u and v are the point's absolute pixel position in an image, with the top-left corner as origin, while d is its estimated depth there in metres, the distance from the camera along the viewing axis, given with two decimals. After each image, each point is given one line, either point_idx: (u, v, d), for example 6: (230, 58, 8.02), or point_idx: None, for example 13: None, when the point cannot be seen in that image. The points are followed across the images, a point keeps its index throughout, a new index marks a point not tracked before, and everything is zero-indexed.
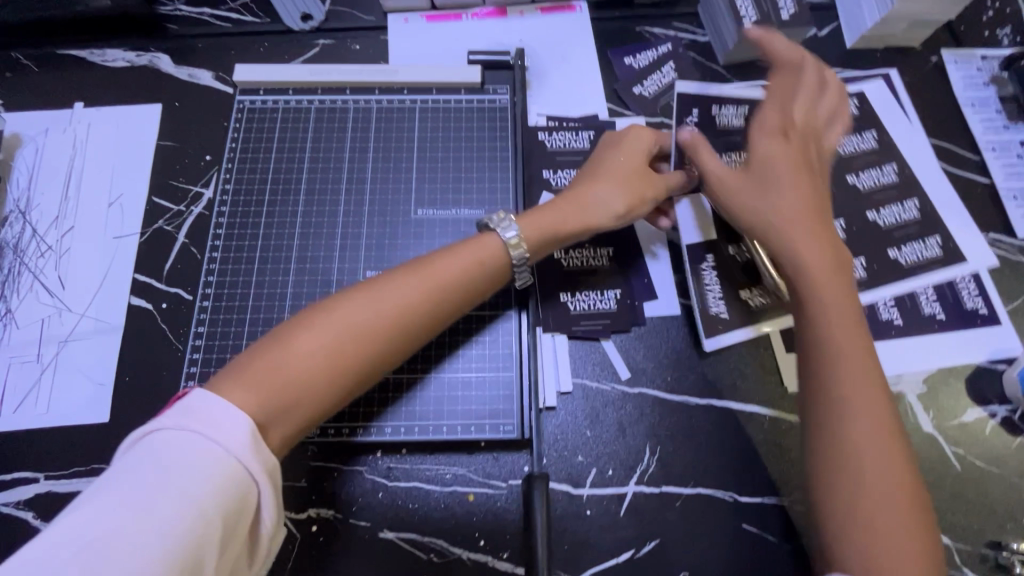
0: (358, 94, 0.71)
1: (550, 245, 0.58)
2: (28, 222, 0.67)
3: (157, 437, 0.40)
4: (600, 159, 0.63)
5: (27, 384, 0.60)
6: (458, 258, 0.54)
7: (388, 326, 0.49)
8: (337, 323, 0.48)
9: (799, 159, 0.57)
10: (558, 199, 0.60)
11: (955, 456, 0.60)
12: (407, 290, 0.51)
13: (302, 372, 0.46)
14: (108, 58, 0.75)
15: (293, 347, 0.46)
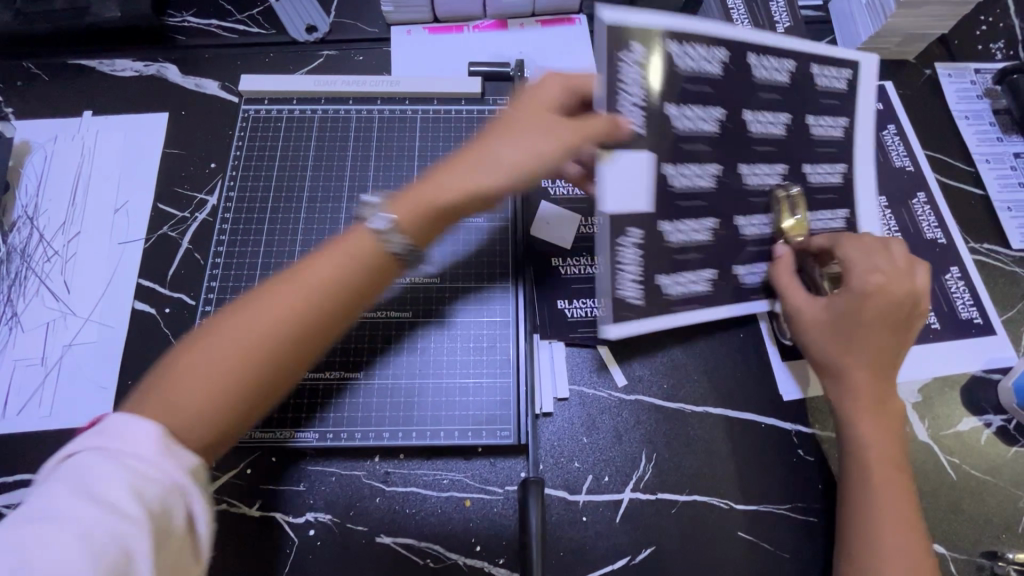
0: (360, 103, 0.72)
1: (425, 227, 0.48)
2: (35, 227, 0.68)
3: (72, 463, 0.37)
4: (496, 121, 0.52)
5: (31, 387, 0.61)
6: (333, 259, 0.46)
7: (275, 342, 0.43)
8: (230, 340, 0.42)
9: (893, 317, 0.54)
10: (433, 172, 0.50)
11: (950, 465, 0.60)
12: (275, 303, 0.44)
13: (209, 382, 0.41)
14: (117, 68, 0.77)
15: (183, 372, 0.41)
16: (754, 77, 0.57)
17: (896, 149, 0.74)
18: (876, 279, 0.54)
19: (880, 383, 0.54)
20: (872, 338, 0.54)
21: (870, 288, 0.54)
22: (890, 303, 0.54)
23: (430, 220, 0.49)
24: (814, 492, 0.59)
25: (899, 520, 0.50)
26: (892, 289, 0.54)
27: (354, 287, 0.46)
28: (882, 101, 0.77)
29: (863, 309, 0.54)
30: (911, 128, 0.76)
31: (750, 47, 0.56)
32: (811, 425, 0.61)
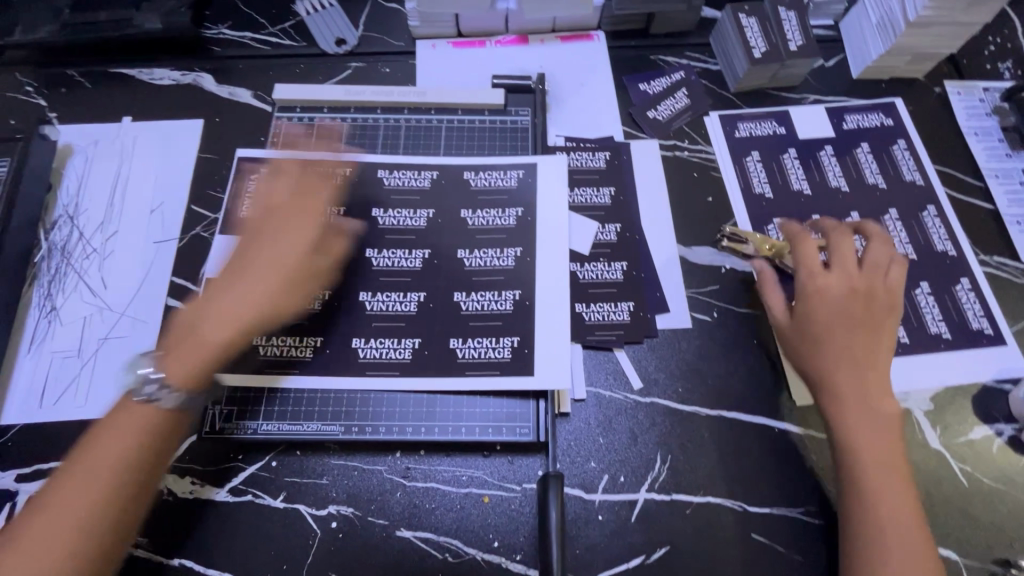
0: (388, 113, 0.75)
1: (205, 372, 0.54)
2: (76, 226, 0.71)
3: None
4: (270, 253, 0.60)
5: (68, 378, 0.64)
6: (116, 437, 0.50)
7: (93, 516, 0.48)
8: (67, 493, 0.48)
9: (851, 318, 0.60)
10: (196, 311, 0.56)
11: (962, 473, 0.61)
12: (89, 479, 0.48)
13: (55, 551, 0.46)
14: (156, 77, 0.80)
15: (37, 522, 0.47)
16: (378, 195, 0.67)
17: (907, 163, 0.76)
18: (828, 286, 0.62)
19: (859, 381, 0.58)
20: (833, 343, 0.60)
21: (814, 296, 0.62)
22: (846, 308, 0.61)
23: (215, 364, 0.55)
24: (827, 496, 0.59)
25: (899, 512, 0.54)
26: (838, 293, 0.62)
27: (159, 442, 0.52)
28: (891, 117, 0.79)
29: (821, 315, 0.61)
30: (921, 144, 0.78)
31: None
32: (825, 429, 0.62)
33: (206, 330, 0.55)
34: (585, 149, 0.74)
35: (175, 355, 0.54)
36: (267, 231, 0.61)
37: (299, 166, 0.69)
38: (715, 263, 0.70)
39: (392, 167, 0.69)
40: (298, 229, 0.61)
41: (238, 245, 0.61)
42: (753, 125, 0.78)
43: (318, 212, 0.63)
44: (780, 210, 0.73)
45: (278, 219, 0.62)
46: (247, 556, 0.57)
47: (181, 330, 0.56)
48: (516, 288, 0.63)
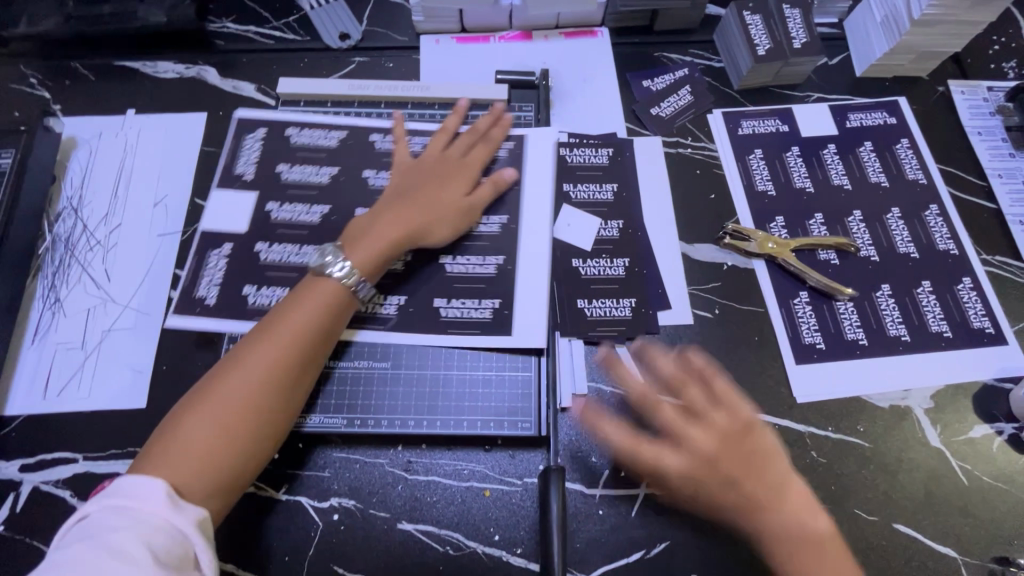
0: (391, 107, 0.75)
1: (379, 264, 0.60)
2: (79, 218, 0.71)
3: (87, 522, 0.43)
4: (431, 179, 0.65)
5: (71, 369, 0.64)
6: (304, 312, 0.56)
7: (272, 385, 0.53)
8: (214, 394, 0.51)
9: (732, 454, 0.54)
10: (403, 213, 0.62)
11: (962, 471, 0.61)
12: (264, 352, 0.53)
13: (207, 447, 0.49)
14: (159, 70, 0.80)
15: (189, 420, 0.50)
16: (362, 195, 0.68)
17: (909, 162, 0.76)
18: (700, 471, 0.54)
19: (773, 504, 0.52)
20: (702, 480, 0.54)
21: (690, 478, 0.54)
22: (711, 454, 0.54)
23: (385, 259, 0.60)
24: (827, 493, 0.59)
25: None
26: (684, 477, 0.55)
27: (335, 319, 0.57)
28: (895, 116, 0.79)
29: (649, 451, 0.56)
30: (925, 143, 0.78)
31: (270, 199, 0.68)
32: (824, 427, 0.62)
33: (378, 228, 0.61)
34: (586, 146, 0.74)
35: (354, 246, 0.60)
36: (426, 180, 0.65)
37: (285, 164, 0.70)
38: (717, 261, 0.70)
39: (377, 167, 0.70)
40: (457, 184, 0.66)
41: (405, 176, 0.66)
42: (756, 122, 0.78)
43: (473, 169, 0.67)
44: (782, 208, 0.73)
45: (433, 168, 0.66)
46: (249, 547, 0.57)
47: (358, 228, 0.61)
48: (500, 254, 0.66)
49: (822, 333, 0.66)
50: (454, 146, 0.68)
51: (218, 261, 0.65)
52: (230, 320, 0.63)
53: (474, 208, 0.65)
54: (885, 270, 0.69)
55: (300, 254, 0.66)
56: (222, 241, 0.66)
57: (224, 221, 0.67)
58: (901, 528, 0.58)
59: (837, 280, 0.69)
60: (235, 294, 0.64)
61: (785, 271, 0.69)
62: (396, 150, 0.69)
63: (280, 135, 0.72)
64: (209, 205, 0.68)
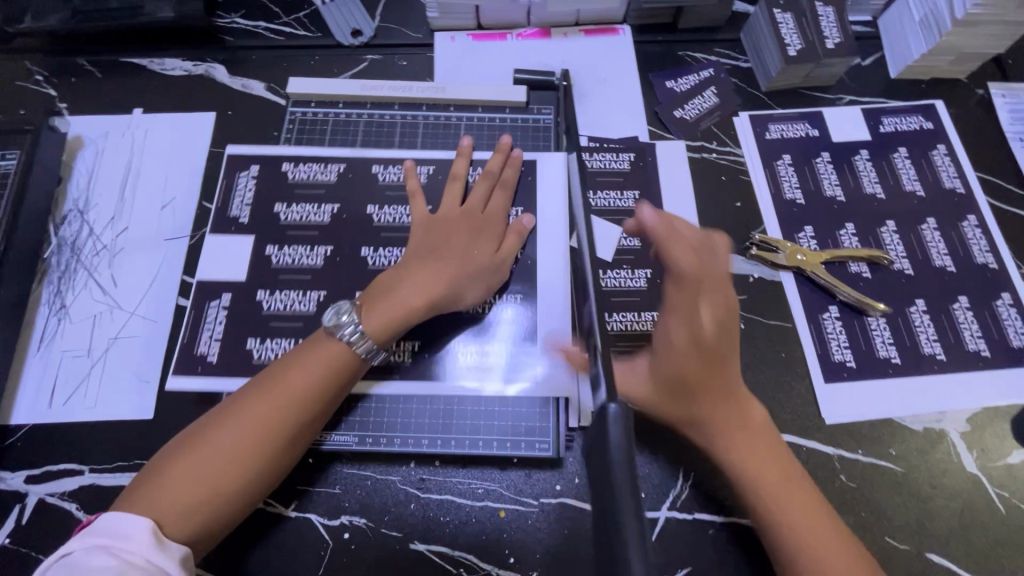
0: (405, 109, 0.73)
1: (395, 333, 0.56)
2: (85, 221, 0.70)
3: (69, 560, 0.43)
4: (454, 236, 0.61)
5: (77, 378, 0.63)
6: (306, 372, 0.53)
7: (256, 451, 0.50)
8: (200, 452, 0.49)
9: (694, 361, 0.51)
10: (421, 276, 0.58)
11: (999, 499, 0.58)
12: (257, 414, 0.51)
13: (185, 507, 0.47)
14: (167, 67, 0.78)
15: (170, 476, 0.48)
16: (366, 233, 0.65)
17: (946, 169, 0.73)
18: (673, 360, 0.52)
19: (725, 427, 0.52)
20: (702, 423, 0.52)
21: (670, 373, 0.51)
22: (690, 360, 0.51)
23: (402, 326, 0.56)
24: (856, 519, 0.57)
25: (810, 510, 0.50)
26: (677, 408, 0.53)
27: (337, 384, 0.54)
28: (931, 120, 0.76)
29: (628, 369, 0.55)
30: (962, 150, 0.74)
31: (269, 242, 0.65)
32: (855, 449, 0.60)
33: (399, 292, 0.57)
34: (609, 150, 0.72)
35: (371, 311, 0.56)
36: (449, 238, 0.61)
37: (283, 204, 0.66)
38: (743, 272, 0.67)
39: (381, 203, 0.67)
40: (485, 239, 0.62)
41: (426, 234, 0.61)
42: (784, 126, 0.75)
43: (497, 221, 0.63)
44: (812, 218, 0.70)
45: (454, 224, 0.62)
46: (257, 563, 0.56)
47: (380, 291, 0.57)
48: (517, 289, 0.63)
49: (852, 350, 0.63)
50: (474, 195, 0.64)
51: (218, 313, 0.62)
52: (235, 379, 0.60)
53: (506, 263, 0.61)
54: (920, 284, 0.66)
55: (303, 300, 0.63)
56: (228, 287, 0.63)
57: (216, 233, 0.65)
58: (934, 557, 0.56)
59: (869, 295, 0.66)
60: (240, 350, 0.61)
61: (814, 285, 0.66)
62: (413, 201, 0.64)
63: (274, 170, 0.68)
64: (205, 253, 0.64)
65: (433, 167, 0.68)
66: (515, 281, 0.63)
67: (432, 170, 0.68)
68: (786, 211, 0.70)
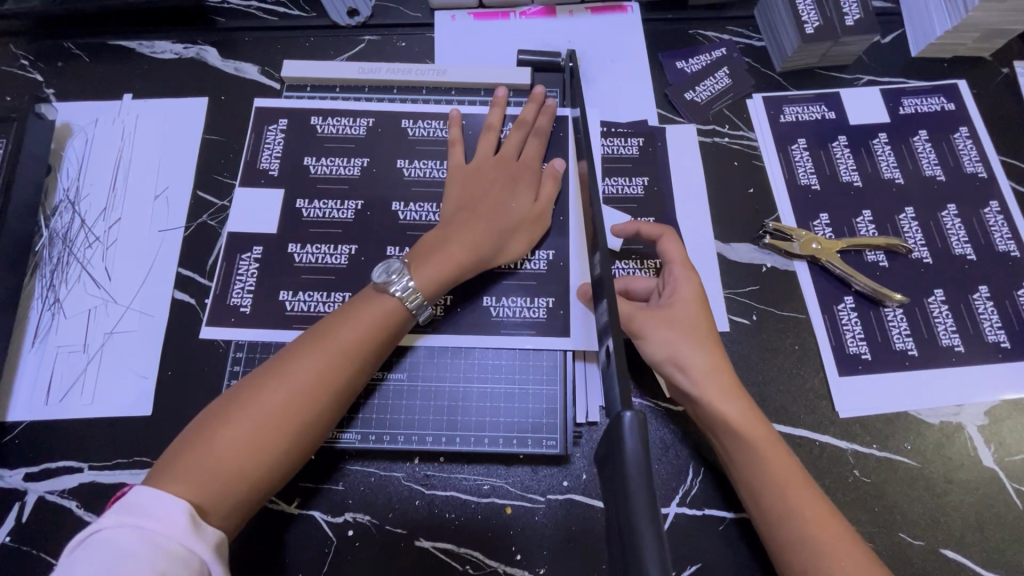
0: (405, 92, 0.70)
1: (448, 284, 0.56)
2: (77, 212, 0.68)
3: (98, 539, 0.40)
4: (493, 186, 0.60)
5: (74, 374, 0.61)
6: (354, 328, 0.51)
7: (305, 406, 0.48)
8: (249, 406, 0.47)
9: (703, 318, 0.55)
10: (467, 226, 0.57)
11: (1017, 494, 0.57)
12: (305, 368, 0.49)
13: (236, 461, 0.45)
14: (157, 50, 0.75)
15: (219, 431, 0.46)
16: (396, 187, 0.65)
17: (968, 153, 0.70)
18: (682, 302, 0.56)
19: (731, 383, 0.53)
20: (715, 378, 0.53)
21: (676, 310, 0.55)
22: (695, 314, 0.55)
23: (454, 277, 0.56)
24: (870, 514, 0.56)
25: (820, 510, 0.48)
26: (694, 360, 0.53)
27: (383, 340, 0.52)
28: (953, 101, 0.72)
29: (639, 321, 0.55)
30: (985, 132, 0.71)
31: (299, 196, 0.65)
32: (869, 444, 0.58)
33: (448, 245, 0.56)
34: (619, 134, 0.69)
35: (420, 265, 0.55)
36: (487, 188, 0.60)
37: (314, 156, 0.67)
38: (755, 262, 0.65)
39: (411, 158, 0.66)
40: (524, 191, 0.61)
41: (465, 186, 0.61)
42: (799, 108, 0.72)
43: (533, 171, 0.63)
44: (828, 205, 0.67)
45: (492, 175, 0.61)
46: (259, 563, 0.55)
47: (426, 244, 0.56)
48: (551, 248, 0.63)
49: (868, 342, 0.62)
50: (508, 146, 0.63)
51: (249, 265, 0.62)
52: (269, 331, 0.60)
53: (544, 215, 0.62)
54: (939, 274, 0.64)
55: (334, 254, 0.63)
56: (260, 239, 0.64)
57: (244, 181, 0.66)
58: (949, 553, 0.55)
59: (886, 285, 0.63)
60: (271, 302, 0.61)
61: (829, 275, 0.64)
62: (452, 152, 0.64)
63: (303, 124, 0.68)
64: (239, 203, 0.65)
65: (469, 120, 0.68)
66: (550, 238, 0.63)
67: (467, 125, 0.68)
68: (801, 197, 0.68)
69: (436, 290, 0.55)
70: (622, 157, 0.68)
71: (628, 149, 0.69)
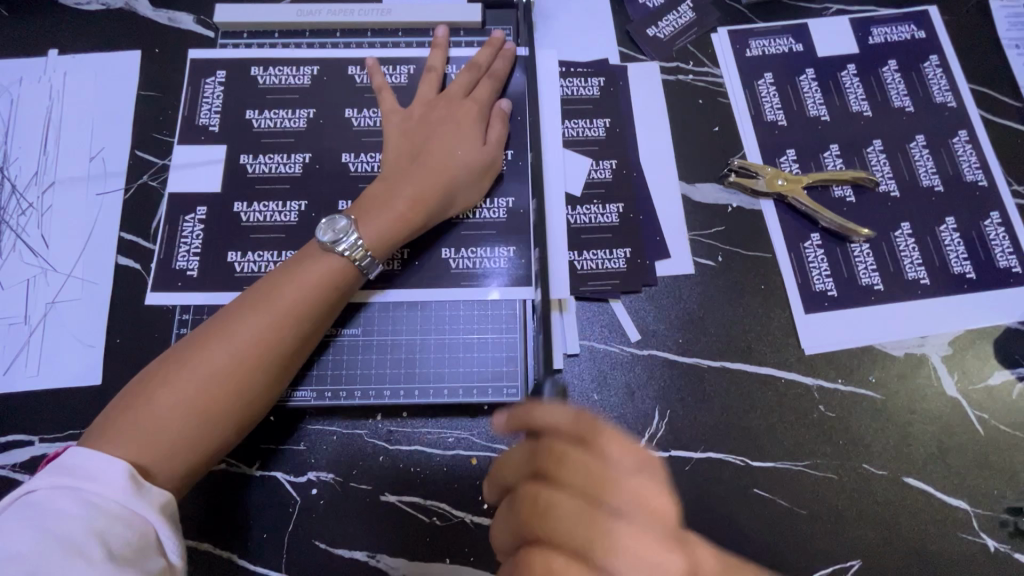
0: (350, 36, 0.66)
1: (399, 241, 0.54)
2: (7, 178, 0.64)
3: (32, 499, 0.38)
4: (441, 133, 0.58)
5: (16, 346, 0.59)
6: (299, 287, 0.49)
7: (250, 368, 0.46)
8: (192, 365, 0.45)
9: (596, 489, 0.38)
10: (414, 179, 0.55)
11: (978, 420, 0.57)
12: (248, 328, 0.47)
13: (171, 427, 0.43)
14: (81, 1, 0.70)
15: (159, 392, 0.44)
16: (345, 138, 0.62)
17: (938, 82, 0.68)
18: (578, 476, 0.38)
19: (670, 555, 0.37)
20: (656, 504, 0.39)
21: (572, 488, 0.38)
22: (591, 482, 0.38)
23: (405, 233, 0.54)
24: (835, 447, 0.56)
25: None
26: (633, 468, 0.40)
27: (330, 300, 0.51)
28: (923, 29, 0.70)
29: (534, 562, 0.36)
30: (956, 60, 0.69)
31: (243, 151, 0.61)
32: (834, 379, 0.58)
33: (396, 201, 0.54)
34: (577, 74, 0.66)
35: (369, 222, 0.53)
36: (433, 133, 0.58)
37: (256, 110, 0.63)
38: (720, 202, 0.63)
39: (359, 107, 0.63)
40: (472, 133, 0.59)
41: (409, 133, 0.59)
42: (765, 41, 0.69)
43: (481, 112, 0.60)
44: (794, 140, 0.66)
45: (437, 119, 0.59)
46: (224, 526, 0.54)
47: (374, 198, 0.54)
48: (510, 195, 0.61)
49: (834, 278, 0.61)
50: (456, 87, 0.61)
51: (194, 227, 0.59)
52: (217, 293, 0.58)
53: (495, 160, 0.59)
54: (908, 207, 0.63)
55: (284, 211, 0.60)
56: (204, 200, 0.60)
57: (183, 140, 0.62)
58: (911, 481, 0.55)
59: (853, 220, 0.62)
60: (220, 262, 0.59)
61: (794, 212, 0.63)
62: (382, 98, 0.61)
63: (244, 76, 0.64)
64: (177, 163, 0.61)
65: (417, 65, 0.64)
66: (507, 184, 0.61)
67: (414, 69, 0.64)
68: (767, 134, 0.66)
69: (386, 248, 0.53)
70: (582, 98, 0.65)
71: (587, 88, 0.66)
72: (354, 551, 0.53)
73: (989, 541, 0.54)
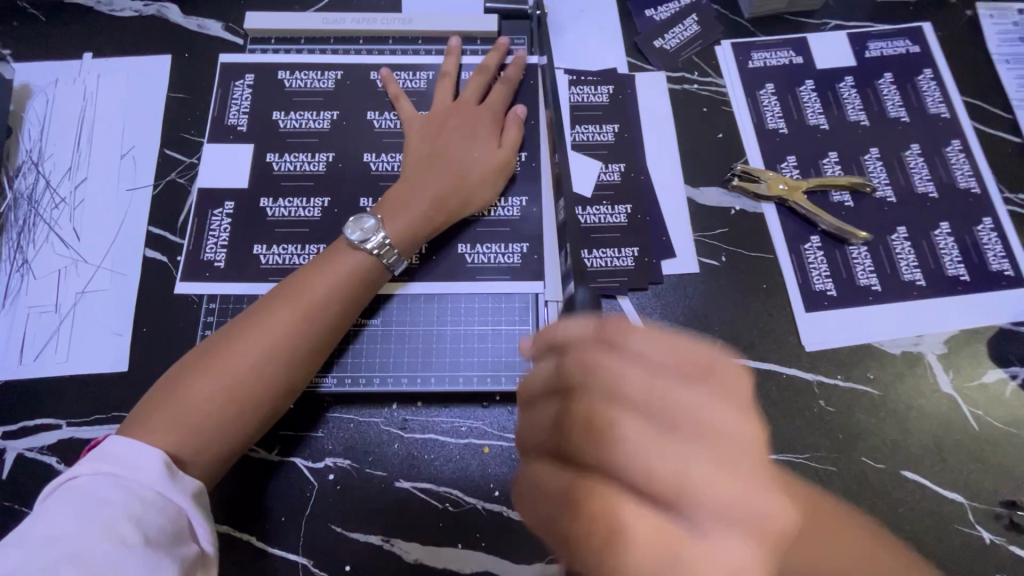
0: (372, 43, 0.69)
1: (421, 239, 0.57)
2: (41, 173, 0.67)
3: (75, 484, 0.41)
4: (456, 137, 0.61)
5: (47, 333, 0.61)
6: (326, 284, 0.52)
7: (279, 360, 0.49)
8: (225, 358, 0.48)
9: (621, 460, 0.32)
10: (433, 180, 0.58)
11: (973, 417, 0.59)
12: (278, 321, 0.50)
13: (205, 416, 0.46)
14: (116, 8, 0.73)
15: (195, 382, 0.47)
16: (366, 139, 0.65)
17: (932, 94, 0.71)
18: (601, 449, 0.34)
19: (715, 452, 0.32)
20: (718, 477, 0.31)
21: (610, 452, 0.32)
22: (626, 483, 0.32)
23: (428, 232, 0.57)
24: (835, 441, 0.58)
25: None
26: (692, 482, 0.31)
27: (354, 296, 0.53)
28: (918, 44, 0.73)
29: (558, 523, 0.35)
30: (949, 74, 0.72)
31: (268, 150, 0.64)
32: (834, 375, 0.60)
33: (418, 201, 0.57)
34: (587, 82, 0.69)
35: (393, 221, 0.56)
36: (449, 136, 0.61)
37: (281, 111, 0.66)
38: (724, 205, 0.66)
39: (380, 110, 0.66)
40: (486, 137, 0.62)
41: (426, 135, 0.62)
42: (767, 54, 0.72)
43: (494, 116, 0.63)
44: (794, 147, 0.68)
45: (453, 123, 0.62)
46: (244, 510, 0.55)
47: (396, 198, 0.58)
48: (523, 195, 0.63)
49: (833, 279, 0.63)
50: (469, 93, 0.64)
51: (221, 221, 0.62)
52: (242, 284, 0.60)
53: (509, 160, 0.62)
54: (904, 212, 0.66)
55: (307, 207, 0.62)
56: (231, 195, 0.63)
57: (211, 139, 0.65)
58: (908, 475, 0.57)
59: (851, 223, 0.65)
60: (245, 255, 0.61)
61: (795, 215, 0.66)
62: (400, 104, 0.65)
63: (270, 79, 0.67)
64: (206, 161, 0.64)
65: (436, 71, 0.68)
66: (520, 185, 0.64)
67: (432, 75, 0.67)
68: (769, 141, 0.69)
69: (407, 246, 0.56)
70: (592, 104, 0.68)
71: (597, 95, 0.69)
72: (369, 535, 0.55)
73: (984, 533, 0.55)
